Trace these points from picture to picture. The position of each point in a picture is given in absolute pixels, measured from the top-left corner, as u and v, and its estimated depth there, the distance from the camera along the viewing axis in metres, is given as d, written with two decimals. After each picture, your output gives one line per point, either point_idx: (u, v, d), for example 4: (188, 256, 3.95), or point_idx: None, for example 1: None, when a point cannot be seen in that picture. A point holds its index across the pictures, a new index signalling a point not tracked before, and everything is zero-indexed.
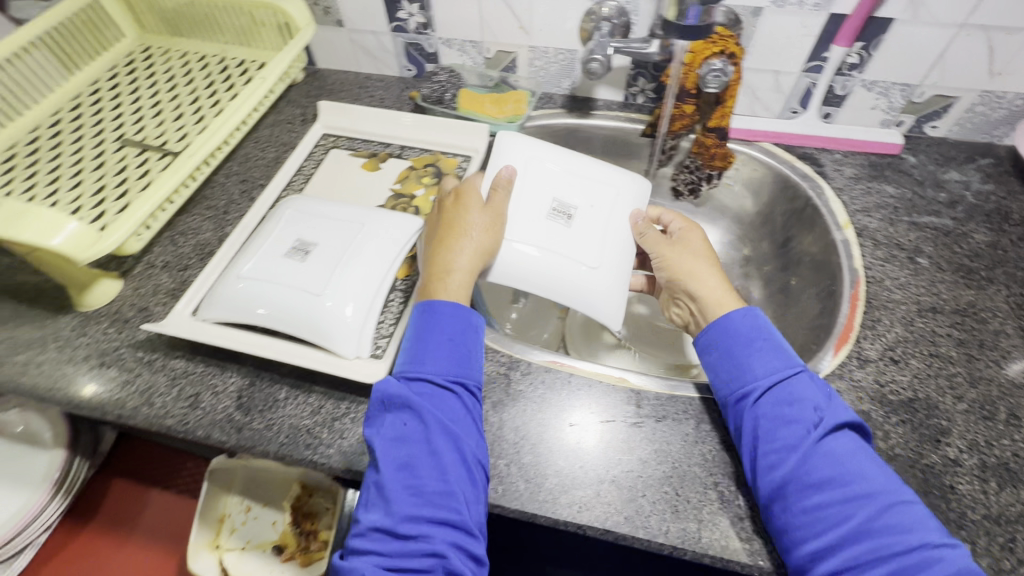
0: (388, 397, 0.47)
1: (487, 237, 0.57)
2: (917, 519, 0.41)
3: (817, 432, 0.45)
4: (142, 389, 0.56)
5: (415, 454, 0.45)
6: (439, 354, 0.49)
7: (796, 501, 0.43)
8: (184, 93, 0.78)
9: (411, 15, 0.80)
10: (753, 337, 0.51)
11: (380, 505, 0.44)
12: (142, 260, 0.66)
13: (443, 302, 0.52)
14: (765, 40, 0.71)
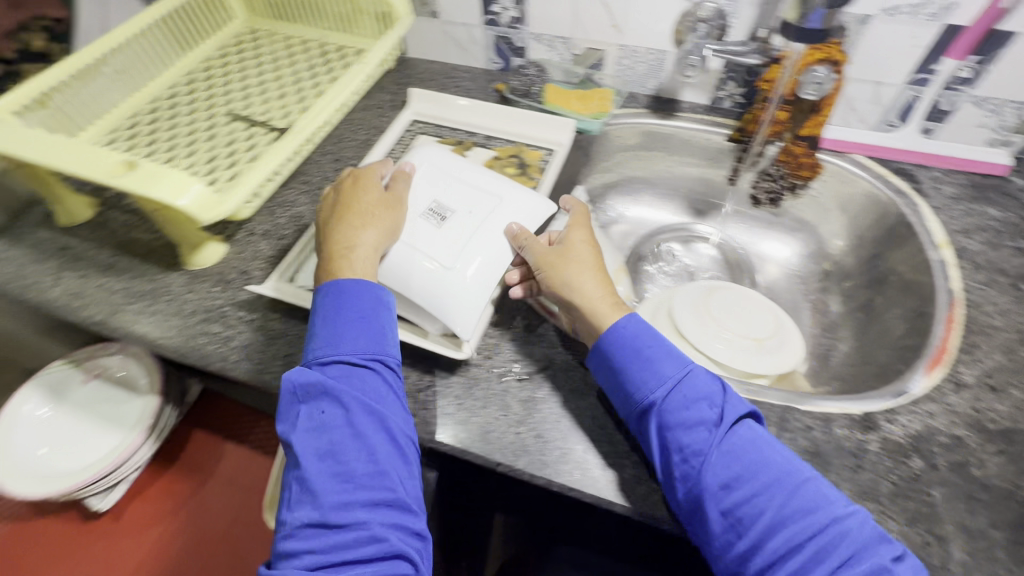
0: (303, 390, 0.48)
1: (380, 223, 0.57)
2: (823, 496, 0.43)
3: (718, 430, 0.46)
4: (243, 345, 0.60)
5: (337, 442, 0.46)
6: (352, 336, 0.51)
7: (710, 502, 0.44)
8: (288, 74, 0.83)
9: (505, 9, 0.82)
10: (638, 346, 0.52)
11: (306, 499, 0.45)
12: (244, 227, 0.71)
13: (340, 282, 0.53)
14: (870, 49, 0.68)
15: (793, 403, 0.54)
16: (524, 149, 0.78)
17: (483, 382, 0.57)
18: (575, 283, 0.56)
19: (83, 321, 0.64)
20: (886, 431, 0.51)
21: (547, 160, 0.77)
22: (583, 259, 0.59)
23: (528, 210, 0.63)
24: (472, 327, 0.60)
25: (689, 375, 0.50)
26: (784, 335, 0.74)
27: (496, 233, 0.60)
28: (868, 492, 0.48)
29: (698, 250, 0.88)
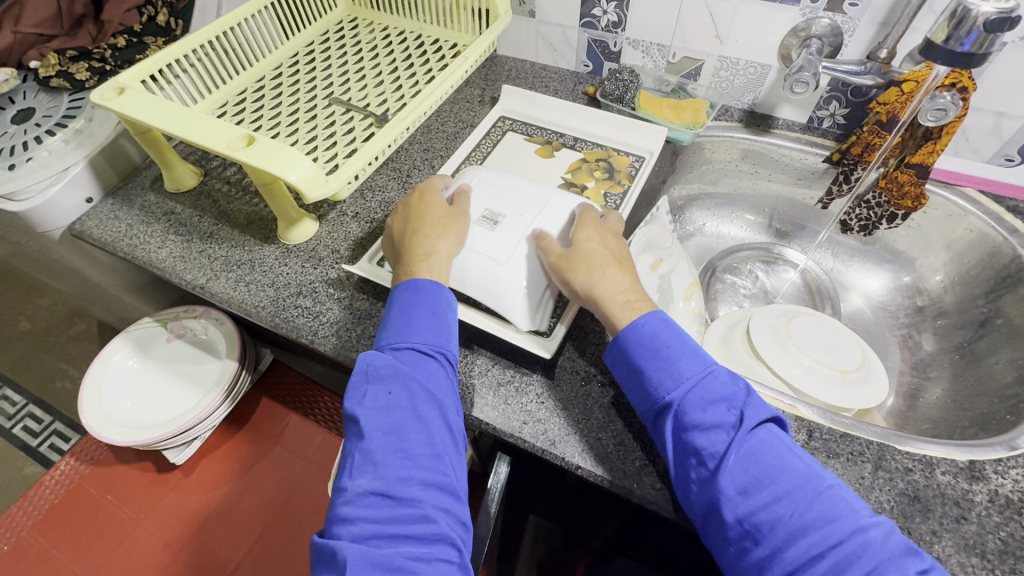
0: (374, 370, 0.49)
1: (448, 233, 0.58)
2: (847, 506, 0.41)
3: (738, 432, 0.44)
4: (331, 322, 0.62)
5: (400, 421, 0.46)
6: (422, 328, 0.51)
7: (726, 505, 0.43)
8: (385, 64, 0.86)
9: (605, 12, 0.82)
10: (655, 344, 0.50)
11: (368, 469, 0.44)
12: (336, 208, 0.73)
13: (420, 280, 0.54)
14: (999, 78, 0.65)
15: (892, 441, 0.51)
16: (612, 154, 0.77)
17: (564, 383, 0.57)
18: (587, 279, 0.54)
19: (186, 283, 0.67)
20: (995, 484, 0.48)
21: (637, 167, 0.76)
22: (593, 250, 0.56)
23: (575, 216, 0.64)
24: (558, 329, 0.58)
25: (711, 377, 0.48)
26: (869, 369, 0.70)
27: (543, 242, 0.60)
28: (973, 546, 0.45)
29: (779, 274, 0.86)
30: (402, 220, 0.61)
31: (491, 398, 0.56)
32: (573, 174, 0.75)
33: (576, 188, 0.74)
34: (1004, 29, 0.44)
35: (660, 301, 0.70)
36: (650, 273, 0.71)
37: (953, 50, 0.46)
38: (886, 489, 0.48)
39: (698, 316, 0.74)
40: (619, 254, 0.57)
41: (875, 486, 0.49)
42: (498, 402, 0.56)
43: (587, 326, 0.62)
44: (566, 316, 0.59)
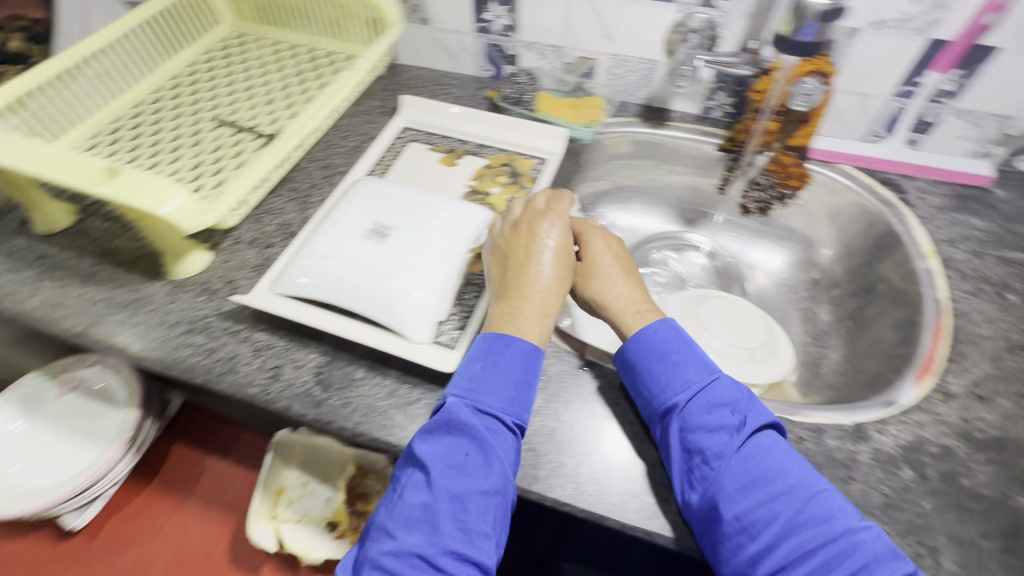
0: (455, 423, 0.47)
1: (560, 261, 0.56)
2: (839, 508, 0.43)
3: (739, 436, 0.46)
4: (228, 358, 0.59)
5: (463, 487, 0.45)
6: (505, 393, 0.49)
7: (725, 504, 0.44)
8: (275, 79, 0.83)
9: (497, 16, 0.82)
10: (665, 347, 0.52)
11: (422, 531, 0.44)
12: (229, 235, 0.69)
13: (521, 340, 0.51)
14: (857, 62, 0.70)
15: (785, 414, 0.54)
16: (515, 158, 0.78)
17: None
18: (598, 290, 0.57)
19: (62, 332, 0.62)
20: (878, 442, 0.51)
21: (539, 169, 0.77)
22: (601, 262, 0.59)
23: (468, 223, 0.65)
24: (461, 339, 0.58)
25: (715, 382, 0.50)
26: (775, 344, 0.74)
27: (433, 255, 0.61)
28: (862, 504, 0.48)
29: (689, 258, 0.89)
30: (515, 252, 0.56)
31: (401, 419, 0.54)
32: (478, 180, 0.75)
33: (480, 195, 0.73)
34: (837, 18, 0.48)
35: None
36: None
37: (798, 41, 0.50)
38: None
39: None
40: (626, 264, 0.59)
41: None
42: (408, 422, 0.54)
43: None
44: (470, 325, 0.60)
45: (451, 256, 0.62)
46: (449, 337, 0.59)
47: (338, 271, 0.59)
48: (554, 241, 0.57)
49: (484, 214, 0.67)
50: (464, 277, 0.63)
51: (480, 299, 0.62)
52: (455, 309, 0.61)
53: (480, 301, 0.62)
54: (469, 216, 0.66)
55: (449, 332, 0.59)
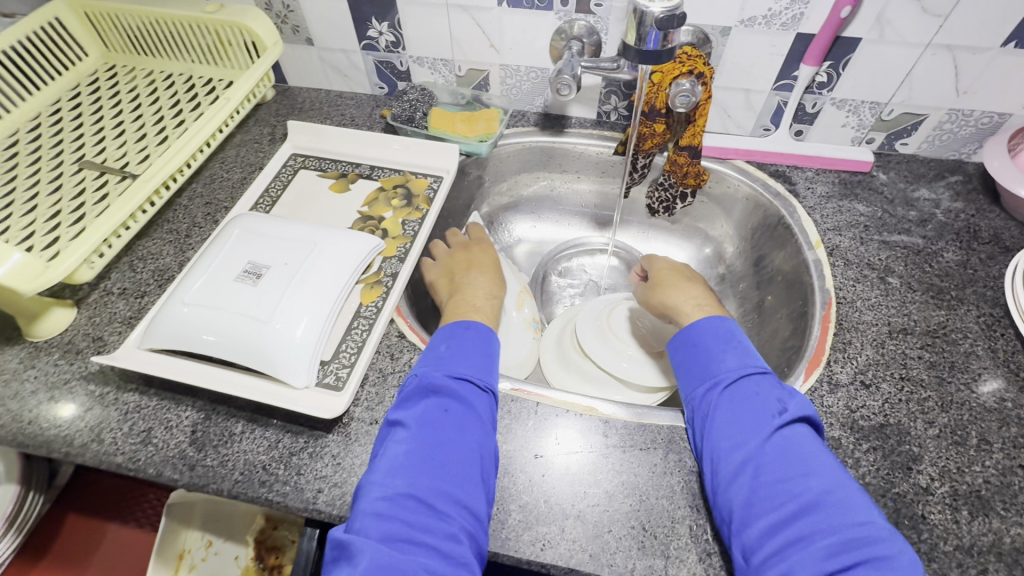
0: (433, 384, 0.49)
1: (493, 275, 0.68)
2: (866, 505, 0.41)
3: (780, 418, 0.46)
4: (91, 425, 0.54)
5: (449, 436, 0.46)
6: (472, 360, 0.52)
7: (753, 472, 0.44)
8: (148, 113, 0.78)
9: (381, 33, 0.79)
10: (727, 336, 0.54)
11: (407, 474, 0.43)
12: (98, 287, 0.65)
13: (478, 323, 0.56)
14: (734, 60, 0.71)
15: (678, 423, 0.54)
16: (410, 178, 0.75)
17: (363, 437, 0.53)
18: (662, 294, 0.66)
19: None
20: None
21: (435, 188, 0.75)
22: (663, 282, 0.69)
23: (353, 251, 0.62)
24: (349, 378, 0.55)
25: (762, 376, 0.51)
26: None
27: (311, 289, 0.57)
28: None
29: (599, 261, 0.89)
30: (456, 265, 0.69)
31: (283, 472, 0.51)
32: (370, 206, 0.72)
33: (373, 220, 0.70)
34: (675, 25, 0.50)
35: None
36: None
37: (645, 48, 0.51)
38: (677, 471, 0.50)
39: (532, 323, 0.79)
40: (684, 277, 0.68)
41: (667, 471, 0.51)
42: (289, 475, 0.51)
43: (388, 367, 0.58)
44: (358, 361, 0.57)
45: (334, 287, 0.58)
46: (336, 378, 0.55)
47: (206, 318, 0.55)
48: (487, 255, 0.71)
49: (371, 241, 0.64)
50: (354, 309, 0.61)
51: (370, 331, 0.59)
52: (343, 345, 0.58)
53: (369, 334, 0.59)
54: (354, 245, 0.63)
55: (336, 371, 0.56)
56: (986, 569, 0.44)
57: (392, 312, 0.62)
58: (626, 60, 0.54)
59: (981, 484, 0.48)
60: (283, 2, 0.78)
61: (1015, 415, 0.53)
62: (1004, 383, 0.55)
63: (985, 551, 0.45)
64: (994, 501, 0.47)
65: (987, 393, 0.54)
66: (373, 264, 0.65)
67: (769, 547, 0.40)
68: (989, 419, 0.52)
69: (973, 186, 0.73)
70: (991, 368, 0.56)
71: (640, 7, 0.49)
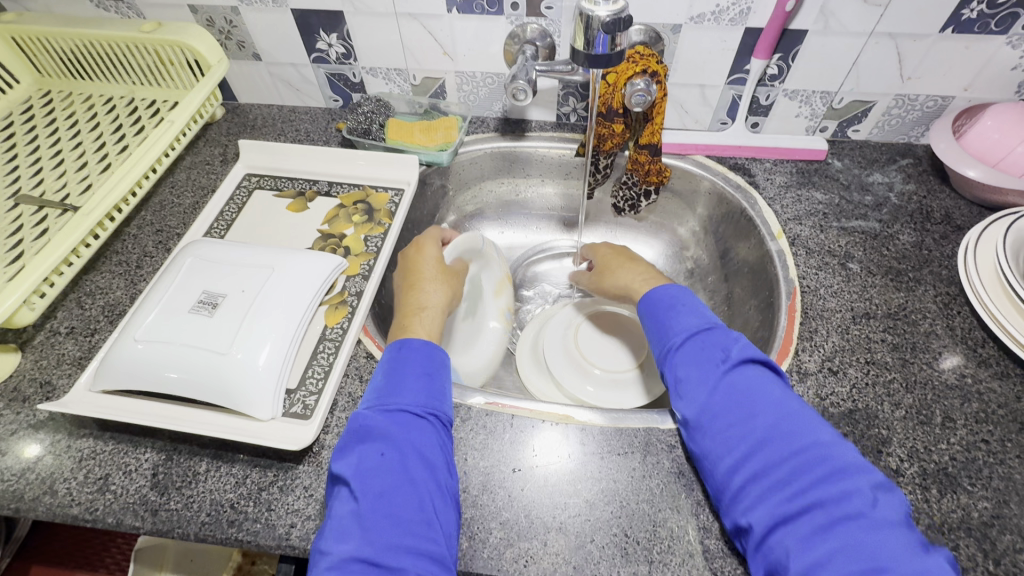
0: (370, 427, 0.46)
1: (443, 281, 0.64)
2: (813, 427, 0.44)
3: (724, 365, 0.48)
4: (43, 477, 0.51)
5: (391, 485, 0.43)
6: (411, 387, 0.49)
7: (708, 423, 0.46)
8: (89, 140, 0.74)
9: (330, 45, 0.77)
10: (674, 300, 0.56)
11: (355, 534, 0.41)
12: (44, 328, 0.61)
13: (412, 340, 0.54)
14: (686, 56, 0.71)
15: (653, 424, 0.54)
16: (370, 193, 0.74)
17: None
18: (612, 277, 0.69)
19: None
20: None
21: (397, 201, 0.73)
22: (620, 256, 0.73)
23: (313, 271, 0.60)
24: (317, 405, 0.53)
25: (709, 330, 0.52)
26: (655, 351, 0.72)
27: (271, 315, 0.55)
28: None
29: (567, 264, 0.89)
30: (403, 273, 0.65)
31: (253, 510, 0.49)
32: (330, 224, 0.70)
33: (334, 238, 0.69)
34: (622, 28, 0.50)
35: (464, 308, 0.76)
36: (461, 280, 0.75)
37: (594, 52, 0.51)
38: (656, 473, 0.50)
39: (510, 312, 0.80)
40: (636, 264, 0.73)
41: (646, 474, 0.50)
42: (259, 512, 0.49)
43: (358, 390, 0.57)
44: (325, 387, 0.55)
45: (296, 310, 0.56)
46: (304, 406, 0.54)
47: (160, 354, 0.52)
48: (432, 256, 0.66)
49: (332, 259, 0.62)
50: (318, 332, 0.59)
51: (337, 355, 0.57)
52: (309, 371, 0.56)
53: (336, 358, 0.57)
54: (314, 265, 0.61)
55: (304, 399, 0.54)
56: (958, 545, 0.45)
57: (358, 332, 0.60)
58: (577, 64, 0.54)
59: (948, 461, 0.50)
60: (225, 18, 0.76)
61: (975, 390, 0.54)
62: (963, 359, 0.56)
63: (955, 527, 0.46)
64: (961, 477, 0.49)
65: (948, 369, 0.56)
66: (336, 284, 0.63)
67: (732, 485, 0.43)
68: (951, 396, 0.54)
69: (923, 168, 0.75)
70: (950, 346, 0.58)
71: (586, 10, 0.49)
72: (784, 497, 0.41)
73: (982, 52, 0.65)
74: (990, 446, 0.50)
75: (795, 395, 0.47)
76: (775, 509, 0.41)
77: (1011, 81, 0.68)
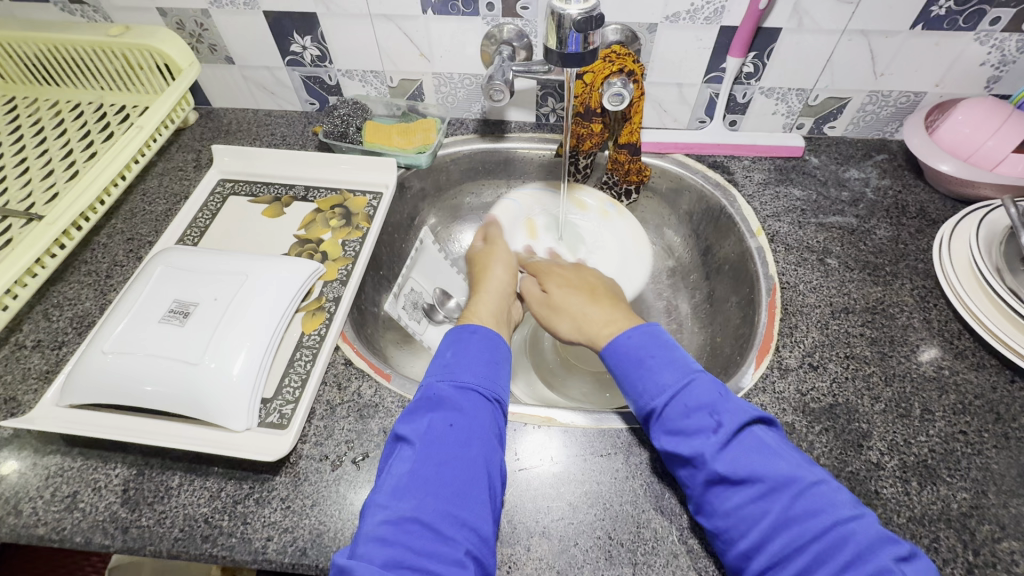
0: (441, 396, 0.48)
1: (503, 263, 0.69)
2: (829, 499, 0.40)
3: (718, 438, 0.43)
4: (8, 496, 0.49)
5: (454, 454, 0.44)
6: (478, 368, 0.51)
7: (716, 503, 0.42)
8: (55, 146, 0.72)
9: (304, 47, 0.76)
10: (638, 357, 0.51)
11: (416, 494, 0.42)
12: (9, 341, 0.59)
13: (485, 328, 0.55)
14: (663, 56, 0.71)
15: (636, 425, 0.53)
16: (348, 197, 0.73)
17: (311, 476, 0.50)
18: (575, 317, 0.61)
19: None
20: None
21: (375, 205, 0.72)
22: (569, 294, 0.64)
23: (288, 277, 0.59)
24: (293, 415, 0.52)
25: (692, 385, 0.47)
26: None
27: (245, 322, 0.53)
28: None
29: None
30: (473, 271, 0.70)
31: (228, 524, 0.47)
32: (307, 229, 0.69)
33: (311, 243, 0.67)
34: (595, 26, 0.49)
35: (571, 248, 0.76)
36: (541, 236, 0.77)
37: (567, 51, 0.51)
38: (639, 473, 0.50)
39: (605, 204, 0.79)
40: (590, 290, 0.64)
41: (629, 475, 0.50)
42: (235, 526, 0.47)
43: (335, 398, 0.55)
44: (302, 395, 0.54)
45: (272, 317, 0.55)
46: (279, 415, 0.52)
47: (130, 366, 0.51)
48: (477, 245, 0.73)
49: (309, 264, 0.61)
50: (295, 339, 0.58)
51: (314, 362, 0.56)
52: (285, 380, 0.55)
53: (313, 365, 0.56)
54: (289, 270, 0.59)
55: (280, 408, 0.53)
56: (938, 537, 0.45)
57: (336, 339, 0.59)
58: (552, 63, 0.54)
59: (927, 453, 0.50)
60: (195, 21, 0.74)
61: (952, 381, 0.55)
62: (940, 351, 0.57)
63: (936, 519, 0.46)
64: (940, 469, 0.49)
65: (926, 362, 0.56)
66: (313, 289, 0.62)
67: (752, 571, 0.40)
68: (929, 388, 0.54)
69: (897, 163, 0.76)
70: (927, 339, 0.58)
71: (557, 10, 0.48)
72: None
73: (952, 48, 0.66)
74: (968, 437, 0.51)
75: (802, 453, 0.44)
76: None
77: (980, 77, 0.69)
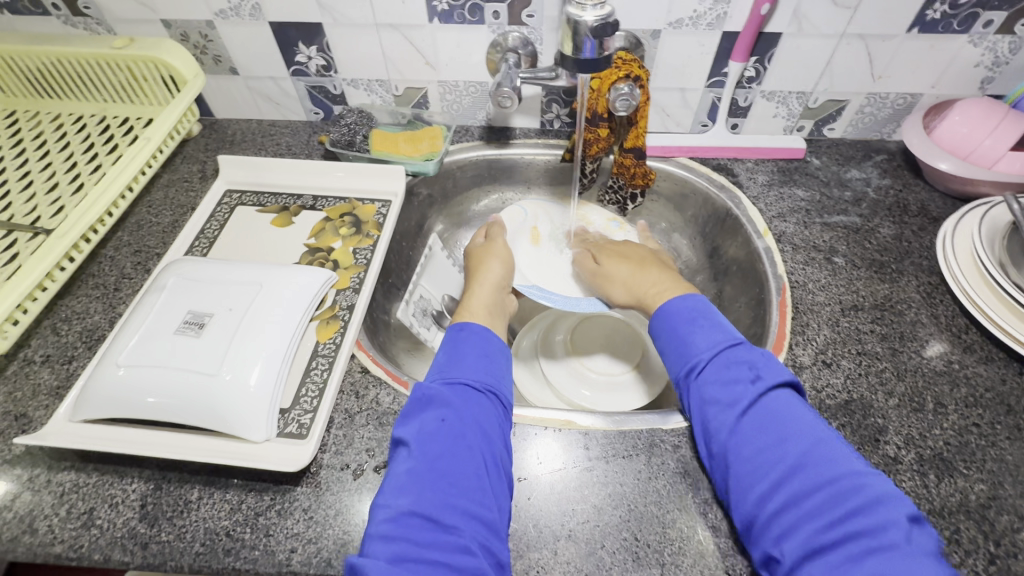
0: (432, 393, 0.48)
1: (503, 259, 0.71)
2: (845, 454, 0.42)
3: (756, 386, 0.46)
4: (22, 515, 0.48)
5: (450, 447, 0.45)
6: (473, 365, 0.51)
7: (734, 449, 0.44)
8: (58, 159, 0.71)
9: (310, 57, 0.76)
10: (693, 316, 0.53)
11: (413, 489, 0.42)
12: (17, 356, 0.58)
13: (471, 325, 0.56)
14: (667, 61, 0.72)
15: (656, 427, 0.53)
16: (356, 205, 0.73)
17: (332, 485, 0.50)
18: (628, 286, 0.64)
19: None
20: None
21: (384, 212, 0.72)
22: (617, 266, 0.67)
23: (300, 286, 0.58)
24: (313, 424, 0.52)
25: (734, 346, 0.49)
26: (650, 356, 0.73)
27: (260, 331, 0.53)
28: None
29: None
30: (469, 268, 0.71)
31: (250, 537, 0.47)
32: (317, 238, 0.69)
33: (321, 252, 0.67)
34: (610, 33, 0.50)
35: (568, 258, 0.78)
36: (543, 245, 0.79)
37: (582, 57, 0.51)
38: (662, 474, 0.50)
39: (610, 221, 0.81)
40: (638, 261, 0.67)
41: (652, 476, 0.50)
42: (257, 539, 0.47)
43: (353, 407, 0.55)
44: (321, 405, 0.53)
45: (287, 327, 0.54)
46: (299, 425, 0.52)
47: (145, 379, 0.50)
48: (480, 242, 0.75)
49: (322, 273, 0.60)
50: (310, 349, 0.57)
51: (331, 371, 0.56)
52: (303, 390, 0.54)
53: (331, 374, 0.55)
54: (302, 279, 0.59)
55: (299, 418, 0.52)
56: (959, 529, 0.46)
57: (352, 347, 0.59)
58: (566, 69, 0.55)
59: (943, 446, 0.51)
60: (200, 32, 0.74)
61: (962, 374, 0.56)
62: (949, 346, 0.58)
63: (955, 511, 0.47)
64: (957, 461, 0.50)
65: (934, 356, 0.57)
66: (327, 298, 0.62)
67: (764, 514, 0.41)
68: (941, 382, 0.55)
69: (897, 163, 0.78)
70: (936, 334, 0.59)
71: (574, 17, 0.50)
72: (818, 528, 0.38)
73: (947, 50, 0.68)
74: (981, 429, 0.52)
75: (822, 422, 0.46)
76: (811, 537, 0.38)
77: (975, 78, 0.71)
